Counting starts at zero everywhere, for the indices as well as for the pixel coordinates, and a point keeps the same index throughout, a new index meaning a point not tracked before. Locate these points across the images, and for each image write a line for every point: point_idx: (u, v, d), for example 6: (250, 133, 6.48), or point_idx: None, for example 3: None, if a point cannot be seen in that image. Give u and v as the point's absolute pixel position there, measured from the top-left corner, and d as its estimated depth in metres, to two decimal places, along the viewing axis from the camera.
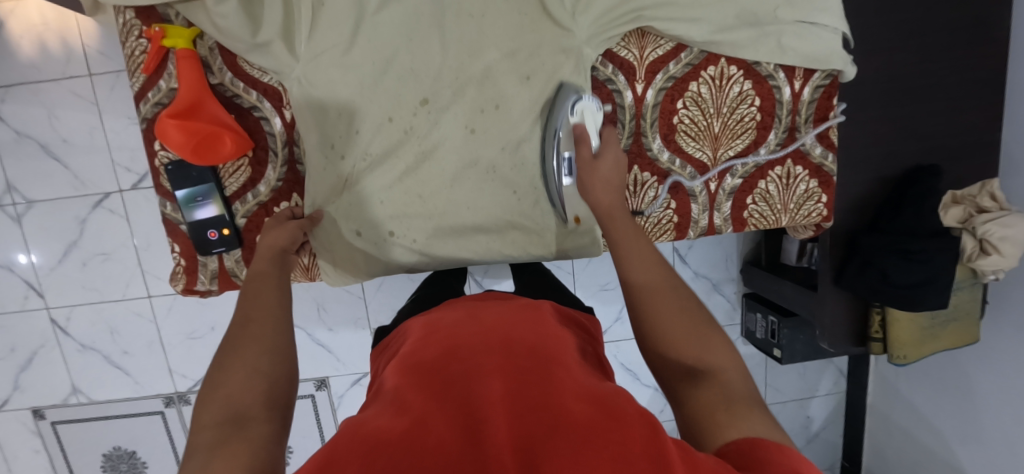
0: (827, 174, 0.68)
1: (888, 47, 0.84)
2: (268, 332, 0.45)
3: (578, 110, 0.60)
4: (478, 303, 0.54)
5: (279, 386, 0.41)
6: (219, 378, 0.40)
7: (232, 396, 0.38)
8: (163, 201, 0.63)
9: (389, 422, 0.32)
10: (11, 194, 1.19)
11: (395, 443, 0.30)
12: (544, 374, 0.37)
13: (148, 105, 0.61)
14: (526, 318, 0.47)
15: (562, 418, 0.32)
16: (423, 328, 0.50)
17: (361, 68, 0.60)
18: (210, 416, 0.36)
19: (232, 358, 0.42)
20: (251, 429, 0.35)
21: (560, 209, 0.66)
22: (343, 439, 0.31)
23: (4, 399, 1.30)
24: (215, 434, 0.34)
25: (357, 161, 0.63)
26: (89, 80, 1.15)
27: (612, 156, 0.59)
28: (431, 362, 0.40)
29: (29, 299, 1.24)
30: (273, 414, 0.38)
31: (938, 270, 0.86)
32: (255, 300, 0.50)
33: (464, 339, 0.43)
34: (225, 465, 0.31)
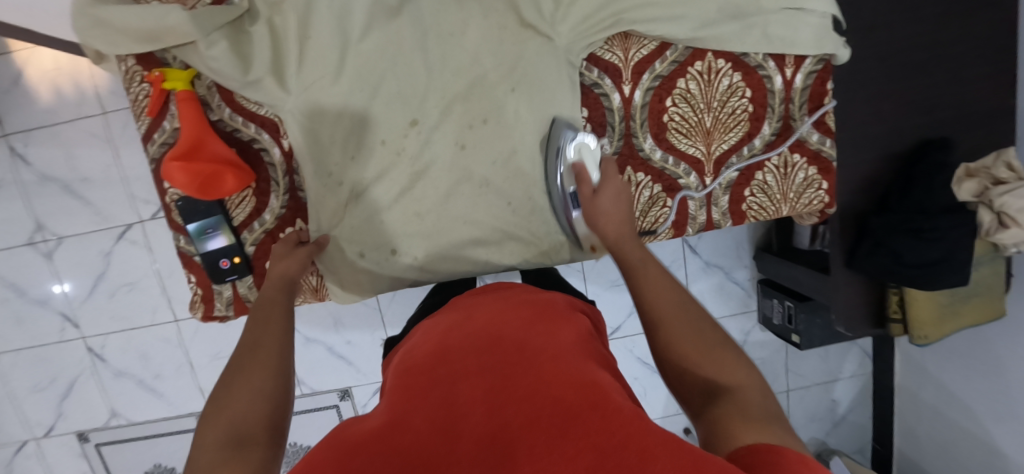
0: (826, 159, 0.67)
1: (886, 23, 0.82)
2: (272, 356, 0.48)
3: (575, 146, 0.62)
4: (476, 299, 0.55)
5: (279, 412, 0.43)
6: (221, 398, 0.42)
7: (234, 416, 0.40)
8: (177, 235, 0.66)
9: (376, 423, 0.35)
10: (42, 233, 1.25)
11: (376, 444, 0.32)
12: (529, 368, 0.38)
13: (155, 146, 0.63)
14: (521, 313, 0.48)
15: (542, 414, 0.33)
16: (422, 330, 0.51)
17: (350, 94, 0.62)
18: (211, 436, 0.38)
19: (236, 378, 0.44)
20: (251, 451, 0.37)
21: (575, 238, 0.68)
22: (331, 441, 0.34)
23: (50, 425, 1.37)
24: (218, 455, 0.36)
25: (354, 185, 0.65)
26: (103, 118, 1.20)
27: (613, 189, 0.60)
28: (422, 362, 0.42)
29: (66, 330, 1.31)
30: (274, 440, 0.40)
31: (952, 247, 0.84)
32: (262, 327, 0.51)
33: (455, 339, 0.44)
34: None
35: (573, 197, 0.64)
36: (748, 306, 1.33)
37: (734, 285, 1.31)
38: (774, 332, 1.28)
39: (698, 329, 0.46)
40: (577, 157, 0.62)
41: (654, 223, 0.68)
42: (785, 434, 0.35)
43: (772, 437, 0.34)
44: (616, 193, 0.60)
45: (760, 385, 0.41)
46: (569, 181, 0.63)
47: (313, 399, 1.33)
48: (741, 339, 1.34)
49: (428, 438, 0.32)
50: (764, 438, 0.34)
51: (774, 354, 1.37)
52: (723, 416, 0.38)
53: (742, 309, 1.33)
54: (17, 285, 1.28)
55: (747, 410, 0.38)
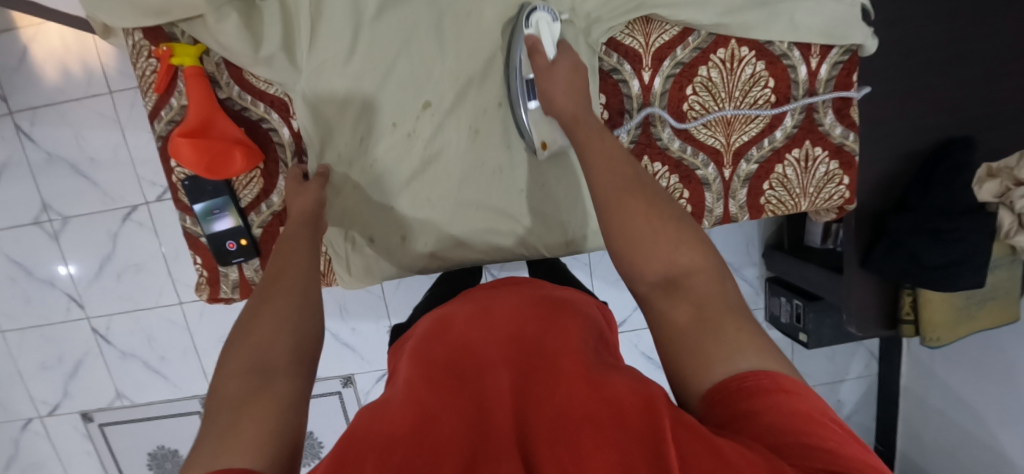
0: (848, 154, 0.65)
1: (913, 15, 0.79)
2: (297, 287, 0.49)
3: (533, 22, 0.57)
4: (488, 291, 0.54)
5: (304, 344, 0.44)
6: (248, 325, 0.44)
7: (260, 344, 0.42)
8: (183, 215, 0.65)
9: (402, 416, 0.34)
10: (48, 212, 1.25)
11: (404, 438, 0.31)
12: (555, 367, 0.38)
13: (162, 123, 0.62)
14: (538, 308, 0.48)
15: (571, 414, 0.33)
16: (433, 320, 0.51)
17: (361, 74, 0.60)
18: (237, 364, 0.40)
19: (262, 306, 0.46)
20: (275, 384, 0.39)
21: (527, 136, 0.62)
22: (354, 435, 0.32)
23: (55, 404, 1.38)
24: (244, 384, 0.38)
25: (363, 166, 0.64)
26: (110, 98, 1.19)
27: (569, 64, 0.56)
28: (441, 359, 0.41)
29: (72, 309, 1.31)
30: (297, 372, 0.42)
31: (972, 249, 0.82)
32: (284, 255, 0.52)
33: (475, 334, 0.44)
34: (249, 427, 0.34)
35: (529, 85, 0.60)
36: (755, 303, 1.31)
37: (742, 282, 1.29)
38: (781, 330, 1.27)
39: (654, 213, 0.45)
40: (535, 32, 0.56)
41: None
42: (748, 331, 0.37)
43: (743, 338, 0.36)
44: (572, 70, 0.56)
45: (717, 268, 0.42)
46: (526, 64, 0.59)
47: (316, 385, 1.32)
48: None
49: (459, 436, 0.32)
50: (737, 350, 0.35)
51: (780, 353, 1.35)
52: (686, 321, 0.39)
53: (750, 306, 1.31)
54: (23, 264, 1.28)
55: (706, 305, 0.39)
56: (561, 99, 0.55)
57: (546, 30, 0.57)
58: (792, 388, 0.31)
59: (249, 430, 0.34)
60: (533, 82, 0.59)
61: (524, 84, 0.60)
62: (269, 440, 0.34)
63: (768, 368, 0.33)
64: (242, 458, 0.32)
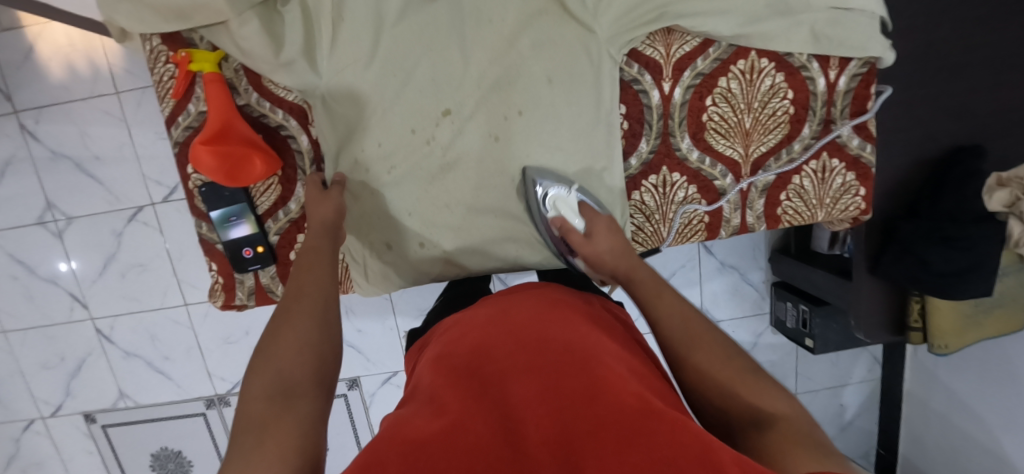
0: (865, 166, 0.65)
1: (926, 24, 0.79)
2: (316, 306, 0.49)
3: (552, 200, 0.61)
4: (504, 297, 0.54)
5: (325, 366, 0.44)
6: (270, 346, 0.43)
7: (282, 367, 0.41)
8: (199, 222, 0.65)
9: (429, 422, 0.34)
10: (52, 212, 1.24)
11: (434, 444, 0.31)
12: (578, 370, 0.38)
13: (179, 129, 0.62)
14: (558, 314, 0.47)
15: (599, 422, 0.33)
16: (451, 325, 0.51)
17: (382, 81, 0.60)
18: (260, 388, 0.39)
19: (283, 326, 0.45)
20: (298, 405, 0.38)
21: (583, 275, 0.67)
22: (382, 439, 0.32)
23: (57, 404, 1.37)
24: (267, 405, 0.38)
25: (381, 174, 0.63)
26: (116, 97, 1.18)
27: (604, 228, 0.59)
28: (464, 363, 0.41)
29: (75, 309, 1.30)
30: (319, 393, 0.41)
31: (982, 257, 0.83)
32: (306, 273, 0.52)
33: (496, 337, 0.44)
34: (274, 448, 0.34)
35: (564, 244, 0.64)
36: (761, 308, 1.32)
37: (748, 286, 1.29)
38: (786, 335, 1.27)
39: (727, 358, 0.45)
40: (554, 212, 0.61)
41: (686, 224, 0.67)
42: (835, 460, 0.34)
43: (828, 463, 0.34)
44: (610, 233, 0.59)
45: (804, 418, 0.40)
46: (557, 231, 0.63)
47: None
48: (753, 340, 1.33)
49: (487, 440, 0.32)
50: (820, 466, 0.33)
51: (785, 358, 1.36)
52: (774, 446, 0.37)
53: (755, 311, 1.31)
54: (26, 263, 1.27)
55: (797, 438, 0.37)
56: (607, 252, 0.58)
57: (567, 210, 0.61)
58: None
59: (274, 452, 0.34)
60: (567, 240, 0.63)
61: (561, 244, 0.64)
62: (293, 457, 0.34)
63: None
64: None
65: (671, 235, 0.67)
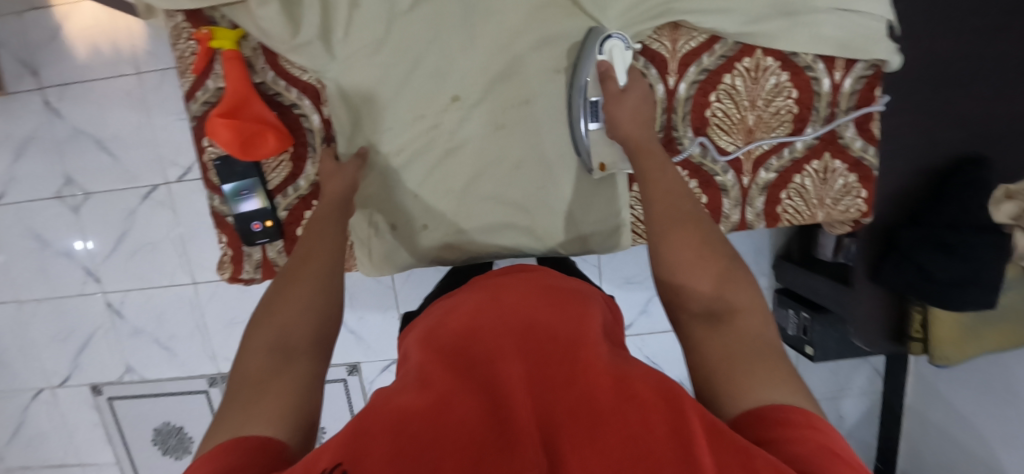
0: (867, 168, 0.66)
1: (937, 33, 0.79)
2: (321, 270, 0.51)
3: (607, 48, 0.59)
4: (496, 280, 0.54)
5: (326, 326, 0.47)
6: (275, 305, 0.47)
7: (285, 325, 0.44)
8: (211, 194, 0.67)
9: (417, 397, 0.35)
10: (71, 187, 1.27)
11: (421, 417, 0.32)
12: (567, 356, 0.39)
13: (197, 104, 0.64)
14: (550, 299, 0.48)
15: (583, 405, 0.34)
16: (442, 308, 0.51)
17: (392, 65, 0.62)
18: (262, 342, 0.43)
19: (289, 288, 0.48)
20: (297, 362, 0.42)
21: (584, 157, 0.64)
22: (372, 412, 0.34)
23: (66, 375, 1.41)
24: (267, 360, 0.41)
25: (388, 154, 0.65)
26: (137, 78, 1.21)
27: (639, 93, 0.60)
28: (454, 344, 0.42)
29: (88, 283, 1.33)
30: (318, 351, 0.44)
31: (983, 267, 0.82)
32: (314, 235, 0.55)
33: (486, 320, 0.45)
34: (271, 405, 0.37)
35: (593, 107, 0.62)
36: None
37: None
38: (787, 342, 1.27)
39: (707, 252, 0.49)
40: (608, 57, 0.59)
41: None
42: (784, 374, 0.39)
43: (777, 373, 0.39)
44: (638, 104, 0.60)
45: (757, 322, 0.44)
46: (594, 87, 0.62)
47: None
48: None
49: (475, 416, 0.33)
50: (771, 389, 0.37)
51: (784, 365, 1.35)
52: (728, 346, 0.41)
53: None
54: (43, 236, 1.31)
55: (750, 342, 0.41)
56: (628, 126, 0.59)
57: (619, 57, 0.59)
58: (821, 428, 0.33)
59: (272, 408, 0.37)
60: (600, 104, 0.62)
61: (589, 106, 0.62)
62: (293, 414, 0.38)
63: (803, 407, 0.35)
64: (270, 432, 0.35)
65: None
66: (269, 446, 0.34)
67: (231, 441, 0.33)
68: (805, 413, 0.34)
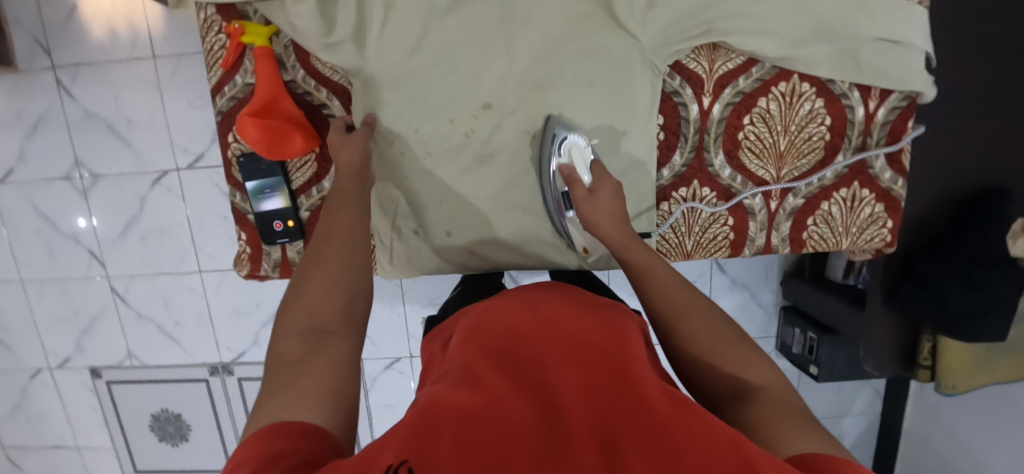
0: (895, 198, 0.65)
1: (968, 63, 0.79)
2: (344, 247, 0.54)
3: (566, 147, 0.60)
4: (530, 291, 0.55)
5: (354, 303, 0.50)
6: (303, 287, 0.50)
7: (313, 308, 0.48)
8: (234, 191, 0.67)
9: (472, 397, 0.36)
10: (79, 169, 1.26)
11: (479, 418, 0.33)
12: (611, 366, 0.40)
13: (224, 99, 0.64)
14: (585, 310, 0.49)
15: (634, 410, 0.35)
16: (480, 309, 0.52)
17: (427, 70, 0.61)
18: (293, 325, 0.47)
19: (314, 269, 0.52)
20: (331, 343, 0.46)
21: (568, 238, 0.65)
22: (427, 409, 0.35)
23: (66, 357, 1.40)
24: (302, 342, 0.45)
25: (416, 160, 0.64)
26: (153, 62, 1.19)
27: (609, 187, 0.58)
28: (499, 347, 0.43)
29: (93, 267, 1.32)
30: (348, 329, 0.48)
31: (999, 300, 0.83)
32: (335, 213, 0.57)
33: (527, 323, 0.45)
34: (310, 385, 0.41)
35: (564, 197, 0.62)
36: (767, 330, 1.31)
37: (758, 308, 1.29)
38: (791, 360, 1.27)
39: (713, 326, 0.47)
40: (568, 158, 0.59)
41: (711, 240, 0.67)
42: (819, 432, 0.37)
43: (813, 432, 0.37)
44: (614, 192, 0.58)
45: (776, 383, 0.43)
46: (561, 180, 0.61)
47: None
48: None
49: (528, 423, 0.34)
50: (804, 442, 0.35)
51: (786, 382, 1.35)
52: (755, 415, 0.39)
53: (761, 333, 1.31)
54: (49, 217, 1.30)
55: (778, 410, 0.39)
56: (608, 226, 0.56)
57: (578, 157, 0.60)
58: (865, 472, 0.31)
59: (311, 387, 0.41)
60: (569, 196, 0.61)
61: (560, 197, 0.62)
62: (329, 398, 0.41)
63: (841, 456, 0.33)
64: (311, 415, 0.39)
65: (694, 249, 0.67)
66: (315, 430, 0.37)
67: (272, 424, 0.37)
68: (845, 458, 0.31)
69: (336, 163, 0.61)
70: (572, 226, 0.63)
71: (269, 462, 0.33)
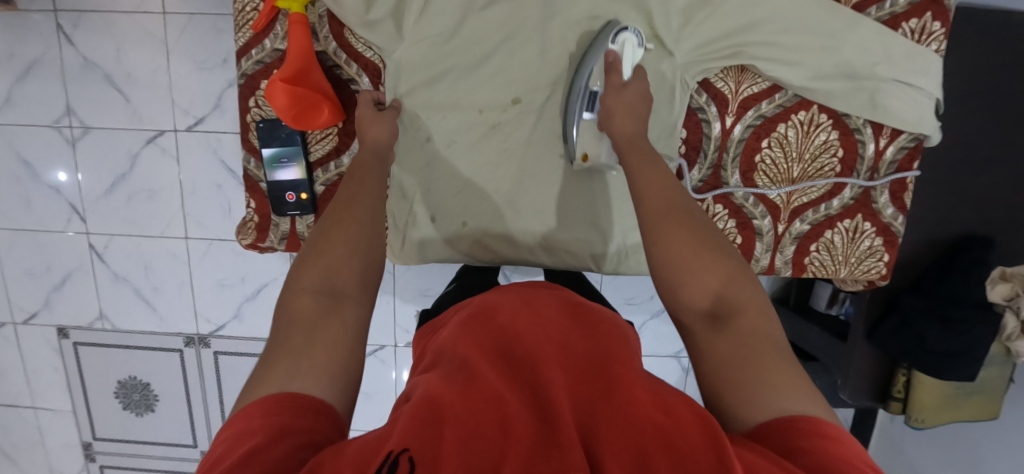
0: (894, 234, 0.68)
1: (967, 115, 0.83)
2: (362, 215, 0.54)
3: (620, 40, 0.58)
4: (523, 288, 0.54)
5: (370, 271, 0.51)
6: (321, 244, 0.50)
7: (330, 271, 0.48)
8: (248, 157, 0.66)
9: (469, 396, 0.35)
10: (70, 117, 1.21)
11: (478, 418, 0.32)
12: (606, 366, 0.38)
13: (250, 62, 0.62)
14: (581, 311, 0.48)
15: (630, 409, 0.33)
16: (474, 304, 0.51)
17: (459, 58, 0.62)
18: (308, 282, 0.47)
19: (332, 229, 0.52)
20: (344, 310, 0.46)
21: (569, 144, 0.63)
22: (425, 402, 0.33)
23: (32, 312, 1.34)
24: (315, 303, 0.45)
25: (440, 145, 0.65)
26: (162, 18, 1.15)
27: (639, 90, 0.58)
28: (495, 347, 0.42)
29: (72, 222, 1.27)
30: (362, 298, 0.48)
31: (975, 342, 0.87)
32: (358, 182, 0.57)
33: (524, 322, 0.44)
34: (321, 353, 0.41)
35: (591, 96, 0.60)
36: None
37: None
38: None
39: (701, 240, 0.47)
40: (618, 49, 0.58)
41: None
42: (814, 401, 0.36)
43: (801, 393, 0.37)
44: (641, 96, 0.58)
45: (779, 341, 0.41)
46: (595, 78, 0.60)
47: None
48: None
49: (525, 421, 0.33)
50: (781, 396, 0.36)
51: None
52: (728, 353, 0.41)
53: None
54: (31, 164, 1.24)
55: (754, 342, 0.41)
56: (621, 122, 0.56)
57: (629, 51, 0.58)
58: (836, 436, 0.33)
59: (321, 355, 0.41)
60: (597, 96, 0.60)
61: (586, 94, 0.60)
62: (337, 369, 0.41)
63: (827, 420, 0.35)
64: (317, 388, 0.39)
65: None
66: (322, 404, 0.38)
67: (280, 393, 0.38)
68: (839, 433, 0.33)
69: (361, 137, 0.61)
70: (582, 127, 0.62)
71: (275, 437, 0.33)
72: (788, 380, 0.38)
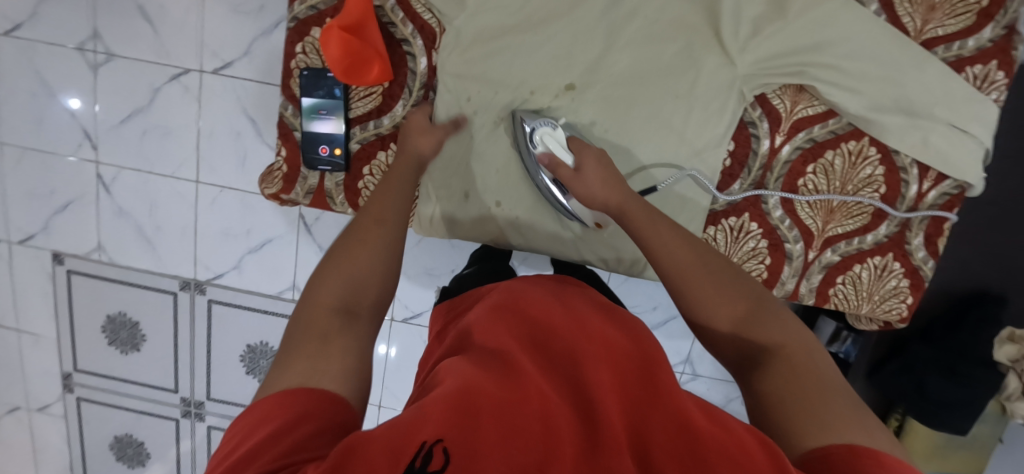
0: (921, 278, 0.67)
1: (1006, 172, 0.83)
2: (388, 212, 0.53)
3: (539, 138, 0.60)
4: (549, 281, 0.52)
5: (390, 270, 0.50)
6: (346, 244, 0.50)
7: (352, 271, 0.47)
8: (286, 103, 0.64)
9: (509, 388, 0.34)
10: (95, 42, 1.18)
11: (518, 413, 0.31)
12: (647, 373, 0.38)
13: (303, 6, 0.61)
14: (614, 313, 0.47)
15: (676, 416, 0.32)
16: (501, 289, 0.49)
17: (520, 35, 0.61)
18: (329, 287, 0.46)
19: (358, 228, 0.51)
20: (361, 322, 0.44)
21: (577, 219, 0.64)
22: (464, 390, 0.32)
23: (30, 234, 1.31)
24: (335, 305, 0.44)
25: (484, 120, 0.64)
26: None
27: (593, 161, 0.57)
28: (529, 340, 0.41)
29: (83, 148, 1.24)
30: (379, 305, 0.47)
31: (976, 397, 0.86)
32: (389, 181, 0.57)
33: (559, 316, 0.43)
34: (338, 348, 0.40)
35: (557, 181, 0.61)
36: None
37: None
38: None
39: (722, 288, 0.47)
40: (543, 147, 0.59)
41: None
42: (850, 406, 0.37)
43: (858, 422, 0.35)
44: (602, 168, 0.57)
45: (830, 373, 0.40)
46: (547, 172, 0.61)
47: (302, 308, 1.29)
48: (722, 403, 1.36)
49: (565, 420, 0.32)
50: (840, 423, 0.35)
51: None
52: (778, 386, 0.39)
53: None
54: (49, 84, 1.21)
55: (802, 372, 0.40)
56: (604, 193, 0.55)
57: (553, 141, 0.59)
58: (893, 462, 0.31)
59: (338, 350, 0.40)
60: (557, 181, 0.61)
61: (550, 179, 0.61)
62: (354, 362, 0.40)
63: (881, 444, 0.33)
64: (336, 378, 0.38)
65: None
66: (342, 396, 0.36)
67: (297, 387, 0.36)
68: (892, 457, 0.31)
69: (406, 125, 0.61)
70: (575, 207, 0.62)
71: (299, 421, 0.32)
72: (842, 407, 0.36)
